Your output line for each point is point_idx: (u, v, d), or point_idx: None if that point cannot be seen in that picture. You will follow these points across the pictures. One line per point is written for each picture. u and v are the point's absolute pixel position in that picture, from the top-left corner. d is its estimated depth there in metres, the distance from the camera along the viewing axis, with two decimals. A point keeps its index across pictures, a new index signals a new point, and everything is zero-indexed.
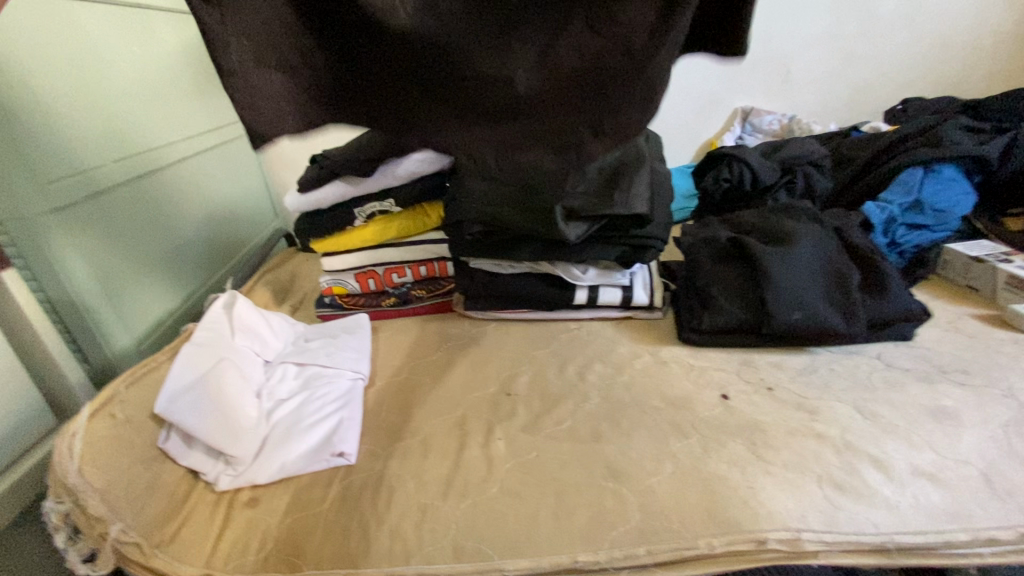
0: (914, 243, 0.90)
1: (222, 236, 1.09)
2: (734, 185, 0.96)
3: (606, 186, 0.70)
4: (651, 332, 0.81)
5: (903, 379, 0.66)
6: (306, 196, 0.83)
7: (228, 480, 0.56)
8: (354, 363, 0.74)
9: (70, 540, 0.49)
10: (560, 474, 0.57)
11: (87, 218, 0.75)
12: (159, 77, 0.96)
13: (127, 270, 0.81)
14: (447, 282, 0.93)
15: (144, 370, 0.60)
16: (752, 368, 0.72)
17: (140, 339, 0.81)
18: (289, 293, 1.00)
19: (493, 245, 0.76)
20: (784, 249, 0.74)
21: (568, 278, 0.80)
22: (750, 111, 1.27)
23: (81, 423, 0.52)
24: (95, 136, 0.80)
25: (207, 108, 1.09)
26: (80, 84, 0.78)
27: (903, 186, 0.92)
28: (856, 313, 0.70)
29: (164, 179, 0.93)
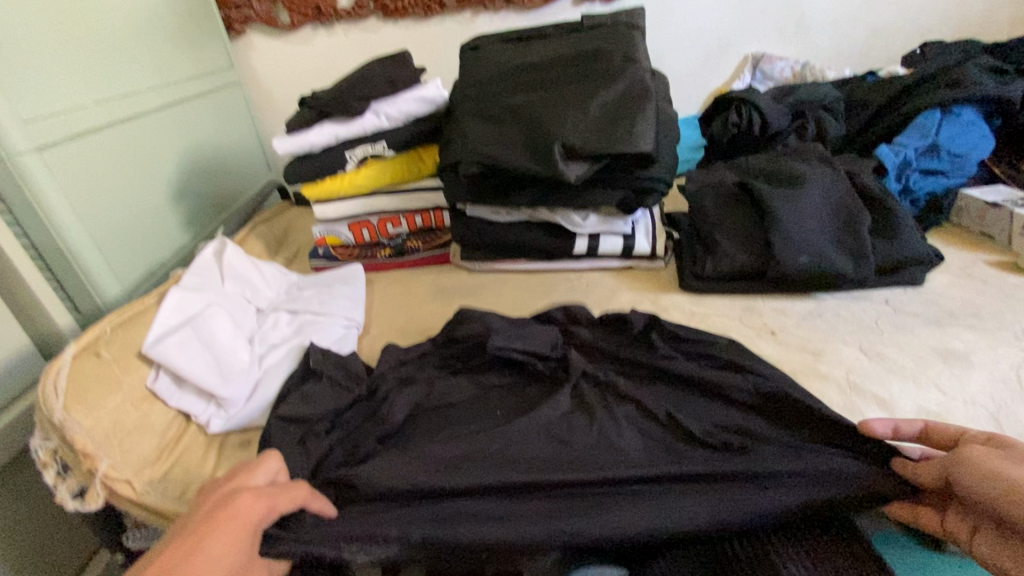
0: (928, 189, 0.87)
1: (213, 189, 1.06)
2: (742, 130, 0.92)
3: (609, 122, 0.65)
4: (652, 281, 0.79)
5: (911, 323, 0.65)
6: (295, 138, 0.79)
7: (219, 422, 0.56)
8: (347, 311, 0.73)
9: (59, 477, 0.49)
10: (557, 420, 0.56)
11: (70, 160, 0.72)
12: (142, 17, 0.92)
13: (116, 217, 0.79)
14: (442, 233, 0.90)
15: (131, 312, 0.58)
16: (755, 314, 0.70)
17: (131, 289, 0.80)
18: (282, 246, 0.98)
19: (489, 188, 0.73)
20: (793, 192, 0.71)
21: (568, 226, 0.77)
22: (761, 56, 1.26)
23: (66, 361, 0.51)
24: (78, 75, 0.76)
25: (192, 55, 1.05)
26: (58, 19, 0.74)
27: (920, 129, 0.88)
28: (866, 256, 0.67)
29: (150, 126, 0.89)
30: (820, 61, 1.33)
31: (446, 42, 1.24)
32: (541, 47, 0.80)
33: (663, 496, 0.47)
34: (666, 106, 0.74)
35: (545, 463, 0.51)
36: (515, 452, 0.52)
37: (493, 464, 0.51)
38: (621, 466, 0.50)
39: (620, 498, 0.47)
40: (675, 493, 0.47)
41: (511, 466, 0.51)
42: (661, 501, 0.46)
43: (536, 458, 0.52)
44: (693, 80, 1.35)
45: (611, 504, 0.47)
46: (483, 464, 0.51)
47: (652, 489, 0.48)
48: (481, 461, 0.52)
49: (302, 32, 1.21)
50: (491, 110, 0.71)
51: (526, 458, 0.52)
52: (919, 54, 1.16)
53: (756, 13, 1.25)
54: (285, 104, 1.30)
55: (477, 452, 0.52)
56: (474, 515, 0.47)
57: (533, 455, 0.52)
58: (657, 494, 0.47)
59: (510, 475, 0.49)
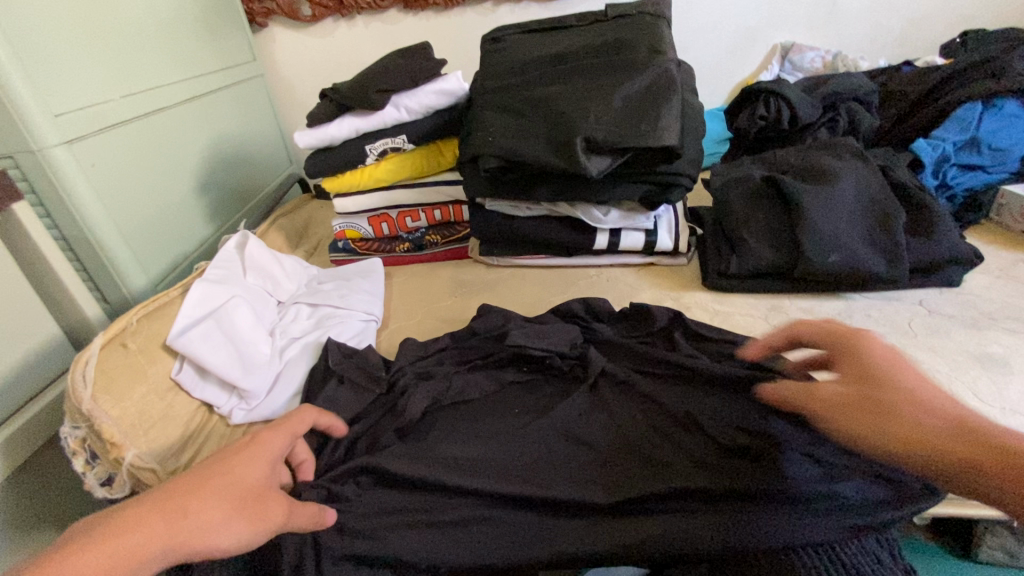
0: (966, 186, 0.84)
1: (236, 181, 1.08)
2: (771, 122, 0.89)
3: (634, 115, 0.64)
4: (675, 279, 0.78)
5: (947, 325, 0.62)
6: (317, 132, 0.79)
7: (241, 414, 0.57)
8: (366, 305, 0.73)
9: (88, 465, 0.50)
10: (577, 423, 0.55)
11: (97, 153, 0.73)
12: (166, 10, 0.93)
13: (143, 209, 0.81)
14: (461, 227, 0.90)
15: (156, 304, 0.59)
16: (782, 313, 0.68)
17: (156, 280, 0.81)
18: (303, 238, 0.99)
19: (510, 182, 0.72)
20: (823, 188, 0.69)
21: (589, 221, 0.76)
22: (790, 48, 1.23)
23: (93, 351, 0.51)
24: (106, 69, 0.77)
25: (215, 48, 1.06)
26: (87, 14, 0.75)
27: (958, 122, 0.85)
28: (900, 255, 0.65)
29: (174, 119, 0.91)
30: (852, 50, 1.28)
31: (467, 34, 1.23)
32: (563, 39, 0.78)
33: (696, 522, 0.45)
34: (691, 100, 0.72)
35: (575, 478, 0.49)
36: (542, 464, 0.51)
37: (519, 478, 0.49)
38: (656, 485, 0.48)
39: (651, 518, 0.46)
40: (709, 521, 0.45)
41: (538, 480, 0.49)
42: (692, 525, 0.45)
43: (566, 473, 0.50)
44: (719, 72, 1.31)
45: (642, 526, 0.46)
46: (510, 476, 0.49)
47: (688, 513, 0.46)
48: (509, 472, 0.50)
49: (322, 24, 1.21)
50: (512, 103, 0.70)
51: (556, 471, 0.50)
52: (960, 43, 1.11)
53: (787, 2, 1.21)
54: (307, 97, 1.31)
55: (503, 464, 0.51)
56: (503, 535, 0.46)
57: (561, 468, 0.50)
58: (691, 518, 0.46)
59: (536, 490, 0.48)
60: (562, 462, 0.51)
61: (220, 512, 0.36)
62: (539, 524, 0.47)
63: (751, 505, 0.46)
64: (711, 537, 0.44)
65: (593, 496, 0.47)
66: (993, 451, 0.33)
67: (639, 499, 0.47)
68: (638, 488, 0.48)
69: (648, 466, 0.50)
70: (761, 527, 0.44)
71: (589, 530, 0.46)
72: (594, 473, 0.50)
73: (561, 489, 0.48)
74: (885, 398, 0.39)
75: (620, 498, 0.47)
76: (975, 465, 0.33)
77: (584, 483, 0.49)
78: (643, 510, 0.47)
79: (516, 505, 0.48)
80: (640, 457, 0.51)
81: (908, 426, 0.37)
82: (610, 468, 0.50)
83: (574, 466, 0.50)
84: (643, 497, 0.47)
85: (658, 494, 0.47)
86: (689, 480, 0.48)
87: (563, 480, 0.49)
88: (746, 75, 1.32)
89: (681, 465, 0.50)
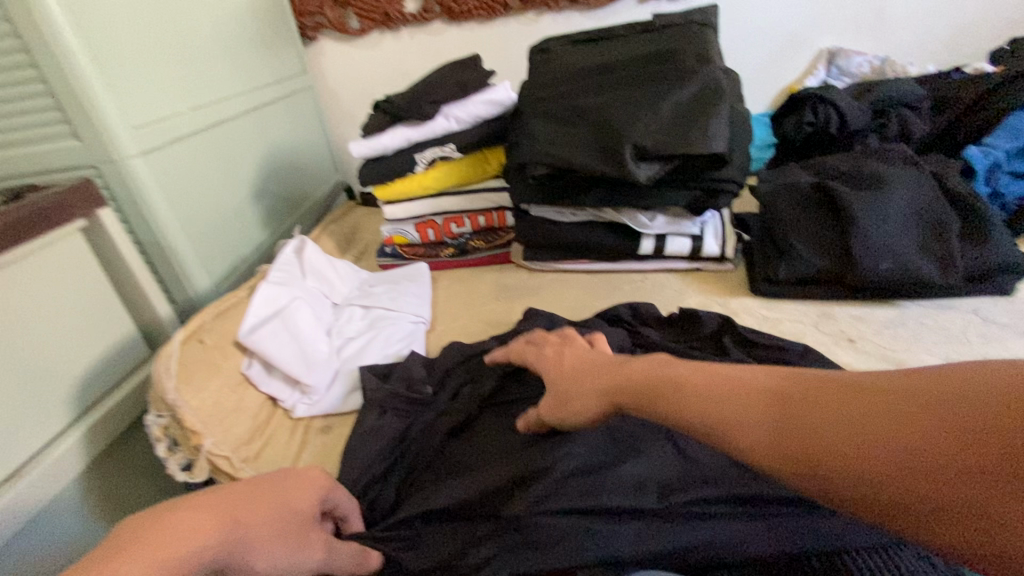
0: (1019, 195, 0.81)
1: (288, 189, 1.13)
2: (819, 128, 0.89)
3: (682, 123, 0.64)
4: (720, 285, 0.78)
5: (1005, 334, 0.61)
6: (370, 141, 0.83)
7: (303, 408, 0.60)
8: (416, 308, 0.76)
9: (170, 451, 0.53)
10: (626, 423, 0.55)
11: (169, 163, 0.78)
12: (228, 28, 0.98)
13: (207, 215, 0.86)
14: (505, 233, 0.92)
15: (227, 303, 0.63)
16: (831, 320, 0.67)
17: (218, 282, 0.86)
18: (352, 243, 1.03)
19: (556, 189, 0.74)
20: (875, 195, 0.68)
21: (634, 226, 0.77)
22: (836, 52, 1.21)
23: (175, 345, 0.55)
24: (177, 84, 0.83)
25: (270, 62, 1.11)
26: (160, 33, 0.80)
27: (1012, 130, 0.83)
28: (955, 263, 0.64)
29: (234, 129, 0.96)
30: (900, 54, 1.26)
31: (508, 44, 1.26)
32: (609, 49, 0.80)
33: (751, 528, 0.45)
34: (739, 106, 0.73)
35: (625, 482, 0.49)
36: (592, 467, 0.51)
37: (571, 480, 0.50)
38: (705, 491, 0.48)
39: (705, 524, 0.46)
40: (765, 527, 0.45)
41: (591, 483, 0.49)
42: (750, 531, 0.45)
43: (613, 474, 0.50)
44: (761, 78, 1.30)
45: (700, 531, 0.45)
46: (561, 478, 0.50)
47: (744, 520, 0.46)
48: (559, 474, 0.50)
49: (369, 37, 1.26)
50: (561, 111, 0.72)
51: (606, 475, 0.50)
52: (1017, 46, 1.08)
53: (832, 7, 1.20)
54: (353, 107, 1.36)
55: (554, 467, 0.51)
56: (560, 536, 0.45)
57: (611, 473, 0.50)
58: (746, 524, 0.45)
59: (591, 501, 0.48)
60: (611, 466, 0.51)
61: (271, 534, 0.40)
62: (595, 529, 0.46)
63: (803, 513, 0.46)
64: (768, 543, 0.44)
65: (645, 499, 0.48)
66: (940, 434, 0.25)
67: (690, 503, 0.48)
68: (688, 492, 0.48)
69: (696, 473, 0.50)
70: (811, 533, 0.44)
71: (646, 533, 0.45)
72: (644, 478, 0.50)
73: (615, 494, 0.48)
74: (786, 385, 0.33)
75: (672, 503, 0.48)
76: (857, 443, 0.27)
77: (635, 487, 0.49)
78: (699, 513, 0.47)
79: (571, 506, 0.48)
80: (685, 462, 0.51)
81: (851, 432, 0.28)
82: (659, 475, 0.50)
83: (621, 470, 0.50)
84: (694, 501, 0.47)
85: (709, 500, 0.48)
86: (739, 487, 0.48)
87: (616, 483, 0.49)
88: (790, 81, 1.30)
89: (728, 473, 0.50)
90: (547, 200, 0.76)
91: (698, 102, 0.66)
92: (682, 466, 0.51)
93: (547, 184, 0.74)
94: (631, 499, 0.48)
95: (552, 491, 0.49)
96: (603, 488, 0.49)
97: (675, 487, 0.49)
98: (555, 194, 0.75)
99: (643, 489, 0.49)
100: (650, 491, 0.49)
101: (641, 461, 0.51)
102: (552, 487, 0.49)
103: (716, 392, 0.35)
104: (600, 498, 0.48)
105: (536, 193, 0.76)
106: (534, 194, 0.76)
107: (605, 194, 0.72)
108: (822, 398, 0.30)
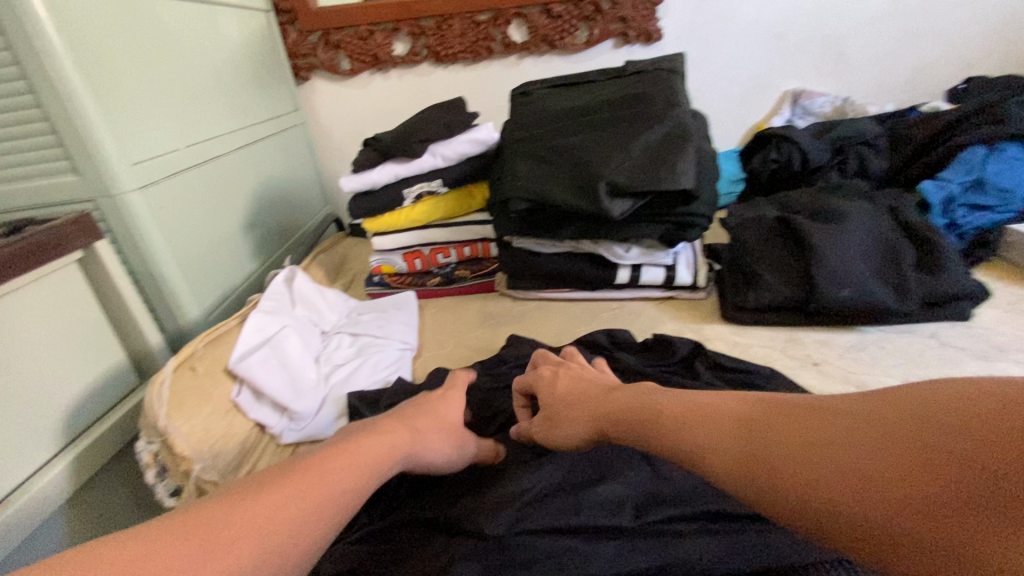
0: (976, 225, 0.87)
1: (279, 221, 1.16)
2: (783, 165, 0.95)
3: (653, 162, 0.69)
4: (694, 312, 0.82)
5: (958, 357, 0.65)
6: (359, 177, 0.86)
7: (291, 434, 0.61)
8: (403, 335, 0.78)
9: (159, 477, 0.55)
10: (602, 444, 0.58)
11: (164, 196, 0.81)
12: (225, 68, 1.03)
13: (200, 247, 0.88)
14: (490, 263, 0.96)
15: (218, 331, 0.64)
16: (798, 345, 0.71)
17: (209, 312, 0.88)
18: (341, 273, 1.06)
19: (538, 222, 0.78)
20: (833, 227, 0.73)
21: (611, 257, 0.81)
22: (800, 94, 1.29)
23: (168, 374, 0.57)
24: (175, 122, 0.86)
25: (264, 100, 1.16)
26: (159, 75, 0.84)
27: (964, 165, 0.89)
28: (910, 290, 0.68)
29: (228, 164, 0.99)
30: (859, 96, 1.35)
31: (493, 84, 1.32)
32: (585, 93, 0.86)
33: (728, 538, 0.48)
34: (706, 146, 0.78)
35: (609, 499, 0.52)
36: (574, 486, 0.53)
37: (553, 500, 0.52)
38: (681, 508, 0.50)
39: (684, 537, 0.48)
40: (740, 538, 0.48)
41: (576, 501, 0.51)
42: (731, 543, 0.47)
43: (591, 493, 0.52)
44: (732, 116, 1.38)
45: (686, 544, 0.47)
46: (544, 498, 0.52)
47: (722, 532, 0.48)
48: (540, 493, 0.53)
49: (360, 77, 1.32)
50: (540, 149, 0.76)
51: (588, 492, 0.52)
52: (963, 88, 1.16)
53: (794, 52, 1.29)
54: (343, 142, 1.41)
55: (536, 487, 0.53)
56: (543, 558, 0.47)
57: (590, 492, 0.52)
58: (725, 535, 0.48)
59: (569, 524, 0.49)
60: (591, 484, 0.53)
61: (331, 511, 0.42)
62: (577, 548, 0.47)
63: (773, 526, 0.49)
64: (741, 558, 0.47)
65: (627, 514, 0.50)
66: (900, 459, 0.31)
67: (669, 519, 0.50)
68: (666, 507, 0.51)
69: (670, 491, 0.53)
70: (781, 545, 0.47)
71: (628, 549, 0.47)
72: (624, 495, 0.52)
73: (600, 511, 0.50)
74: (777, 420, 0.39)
75: (651, 515, 0.50)
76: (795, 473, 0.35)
77: (616, 503, 0.51)
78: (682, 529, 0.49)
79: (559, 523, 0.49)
80: (659, 480, 0.54)
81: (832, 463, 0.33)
82: (637, 492, 0.53)
83: (600, 488, 0.53)
84: (671, 516, 0.50)
85: (687, 515, 0.50)
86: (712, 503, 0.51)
87: (599, 500, 0.51)
88: (758, 119, 1.38)
89: (702, 491, 0.53)
90: (530, 233, 0.80)
91: (669, 142, 0.71)
92: (658, 484, 0.53)
93: (529, 217, 0.78)
94: (614, 515, 0.50)
95: (537, 511, 0.51)
96: (587, 507, 0.51)
97: (653, 502, 0.52)
98: (537, 227, 0.79)
99: (621, 504, 0.51)
100: (631, 506, 0.51)
101: (619, 478, 0.54)
102: (536, 506, 0.51)
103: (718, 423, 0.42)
104: (584, 516, 0.50)
105: (520, 226, 0.80)
106: (517, 228, 0.80)
107: (583, 227, 0.77)
108: (788, 436, 0.36)
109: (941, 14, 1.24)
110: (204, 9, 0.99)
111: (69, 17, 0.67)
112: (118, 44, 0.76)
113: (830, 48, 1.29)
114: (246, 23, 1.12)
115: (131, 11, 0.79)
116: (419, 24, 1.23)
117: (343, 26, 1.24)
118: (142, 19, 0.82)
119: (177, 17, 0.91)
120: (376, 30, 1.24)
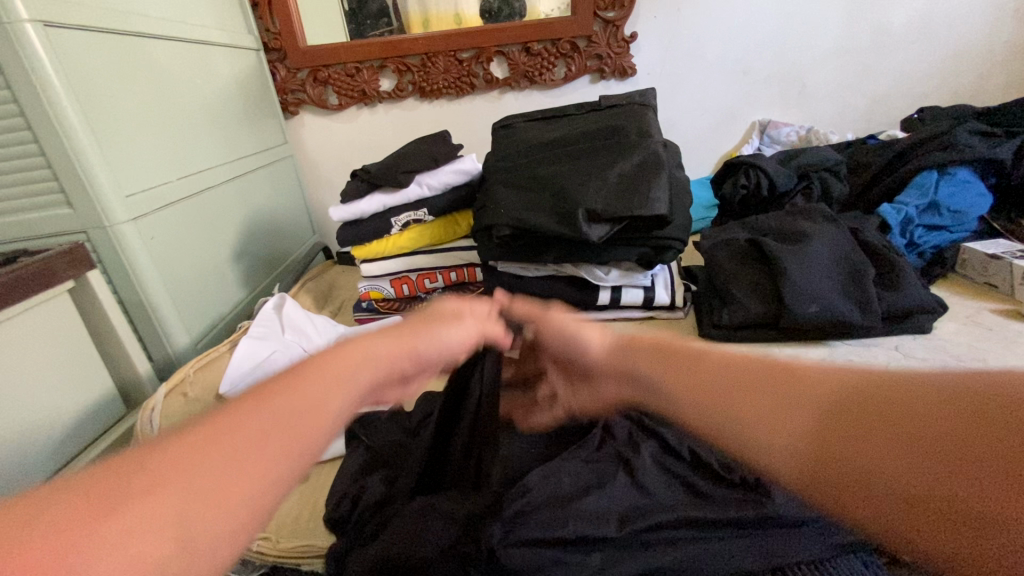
0: (933, 244, 0.93)
1: (267, 250, 1.18)
2: (751, 192, 1.00)
3: (627, 190, 0.73)
4: (673, 331, 0.85)
5: (920, 367, 0.68)
6: (348, 207, 0.90)
7: None
8: None
9: None
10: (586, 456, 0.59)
11: (156, 228, 0.83)
12: (216, 105, 1.06)
13: (189, 276, 0.90)
14: (475, 287, 0.98)
15: (208, 358, 0.66)
16: (771, 359, 0.74)
17: (197, 340, 0.89)
18: (328, 299, 1.07)
19: (521, 247, 0.81)
20: (799, 247, 0.78)
21: (591, 279, 0.84)
22: (767, 124, 1.37)
23: (159, 400, 0.58)
24: (167, 157, 0.89)
25: (254, 134, 1.20)
26: (153, 111, 0.87)
27: (918, 188, 0.95)
28: (872, 306, 0.72)
29: (218, 196, 1.02)
30: (823, 125, 1.43)
31: (477, 116, 1.38)
32: (563, 125, 0.91)
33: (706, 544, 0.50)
34: (677, 174, 0.83)
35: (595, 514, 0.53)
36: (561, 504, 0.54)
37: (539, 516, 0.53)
38: (664, 517, 0.52)
39: (666, 544, 0.50)
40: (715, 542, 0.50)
41: (564, 517, 0.52)
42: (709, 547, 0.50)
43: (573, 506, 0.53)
44: (705, 145, 1.45)
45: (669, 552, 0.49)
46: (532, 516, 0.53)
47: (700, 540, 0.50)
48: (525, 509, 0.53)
49: (348, 111, 1.37)
50: (522, 179, 0.80)
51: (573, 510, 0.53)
52: (917, 118, 1.24)
53: (760, 85, 1.37)
54: (330, 173, 1.44)
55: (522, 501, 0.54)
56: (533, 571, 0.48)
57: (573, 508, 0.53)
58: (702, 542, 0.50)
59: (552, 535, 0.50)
60: (577, 501, 0.54)
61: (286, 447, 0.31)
62: (564, 559, 0.49)
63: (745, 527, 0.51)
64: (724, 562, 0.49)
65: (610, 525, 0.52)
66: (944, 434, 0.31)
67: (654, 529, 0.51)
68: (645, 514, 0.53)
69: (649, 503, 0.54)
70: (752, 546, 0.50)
71: (616, 558, 0.49)
72: (607, 508, 0.53)
73: (584, 525, 0.52)
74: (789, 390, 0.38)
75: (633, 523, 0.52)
76: (950, 454, 0.30)
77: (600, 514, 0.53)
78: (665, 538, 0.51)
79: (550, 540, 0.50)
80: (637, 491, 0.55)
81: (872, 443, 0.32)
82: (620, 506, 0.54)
83: (582, 504, 0.54)
84: (652, 526, 0.51)
85: (667, 523, 0.52)
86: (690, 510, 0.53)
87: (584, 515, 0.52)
88: (730, 148, 1.45)
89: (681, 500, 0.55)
90: (512, 256, 0.83)
91: (642, 174, 0.75)
92: (637, 499, 0.55)
93: (513, 244, 0.81)
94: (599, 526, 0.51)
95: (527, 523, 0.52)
96: (573, 523, 0.52)
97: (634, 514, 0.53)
98: (519, 252, 0.82)
99: (605, 516, 0.53)
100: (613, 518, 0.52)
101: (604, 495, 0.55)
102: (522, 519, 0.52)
103: (729, 376, 0.42)
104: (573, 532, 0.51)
105: (504, 252, 0.83)
106: (501, 253, 0.83)
107: (563, 252, 0.80)
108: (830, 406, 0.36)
109: (892, 50, 1.34)
110: (197, 49, 1.03)
111: (67, 58, 0.71)
112: (112, 83, 0.78)
113: (792, 82, 1.38)
114: (237, 61, 1.17)
115: (127, 52, 0.83)
116: (405, 62, 1.29)
117: (331, 64, 1.29)
118: (137, 59, 0.85)
119: (171, 57, 0.94)
120: (363, 67, 1.29)
